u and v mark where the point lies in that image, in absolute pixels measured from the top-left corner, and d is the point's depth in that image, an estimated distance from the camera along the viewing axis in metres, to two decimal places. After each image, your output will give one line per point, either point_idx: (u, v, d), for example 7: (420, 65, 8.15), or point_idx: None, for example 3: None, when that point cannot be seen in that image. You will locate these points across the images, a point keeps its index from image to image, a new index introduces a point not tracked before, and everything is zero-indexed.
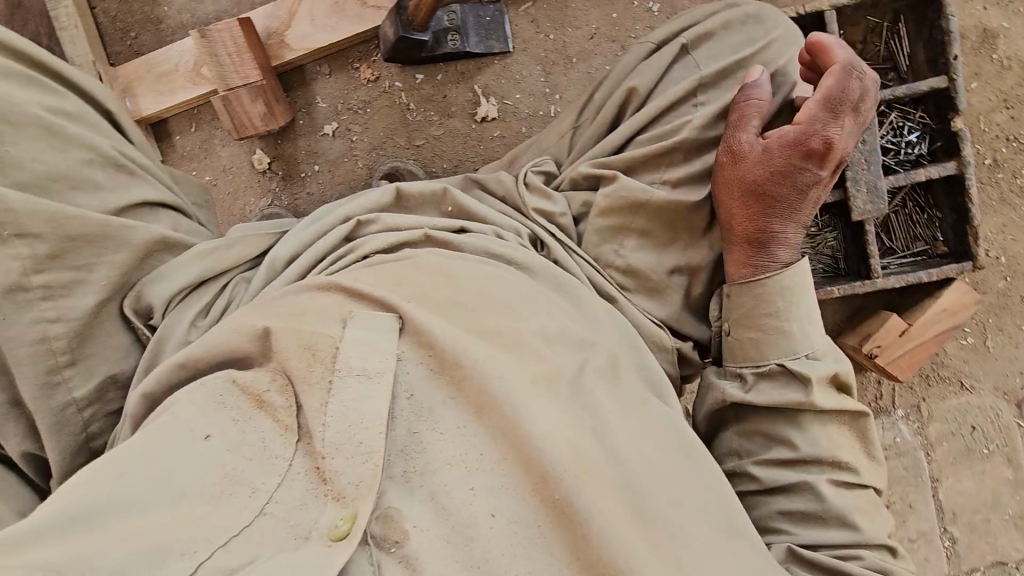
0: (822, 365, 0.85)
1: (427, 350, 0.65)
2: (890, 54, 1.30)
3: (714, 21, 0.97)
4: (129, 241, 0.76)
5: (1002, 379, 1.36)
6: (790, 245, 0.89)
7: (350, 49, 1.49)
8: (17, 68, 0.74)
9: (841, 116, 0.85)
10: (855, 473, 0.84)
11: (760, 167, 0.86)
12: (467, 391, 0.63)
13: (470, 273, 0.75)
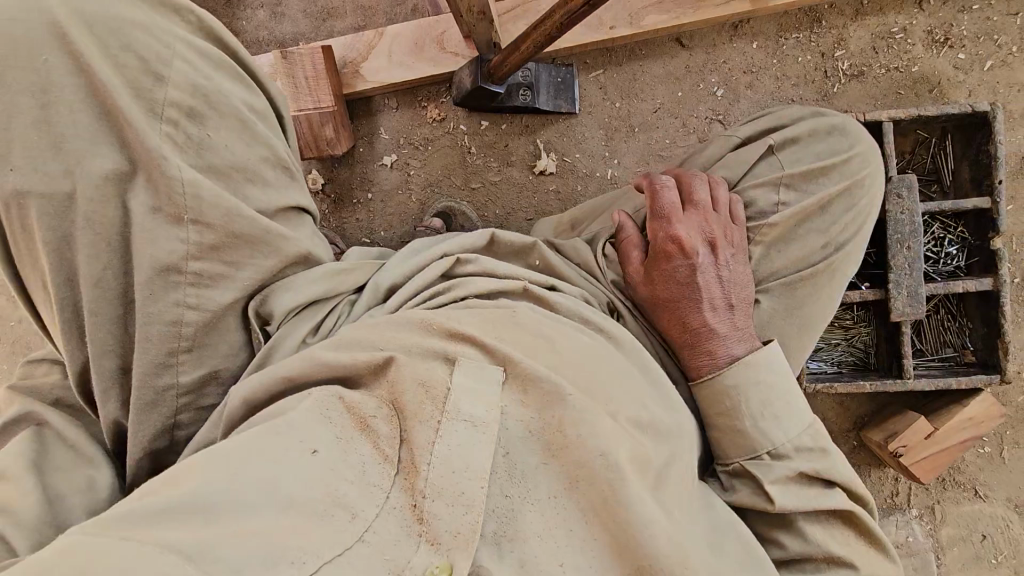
0: (787, 467, 0.78)
1: (530, 411, 0.67)
2: (935, 167, 1.38)
3: (801, 127, 0.96)
4: (281, 250, 0.79)
5: (1015, 491, 1.39)
6: (723, 335, 0.85)
7: (419, 88, 1.53)
8: (228, 61, 0.77)
9: (671, 214, 0.89)
10: (853, 568, 0.76)
11: (648, 283, 0.89)
12: (566, 462, 0.64)
13: (567, 340, 0.75)
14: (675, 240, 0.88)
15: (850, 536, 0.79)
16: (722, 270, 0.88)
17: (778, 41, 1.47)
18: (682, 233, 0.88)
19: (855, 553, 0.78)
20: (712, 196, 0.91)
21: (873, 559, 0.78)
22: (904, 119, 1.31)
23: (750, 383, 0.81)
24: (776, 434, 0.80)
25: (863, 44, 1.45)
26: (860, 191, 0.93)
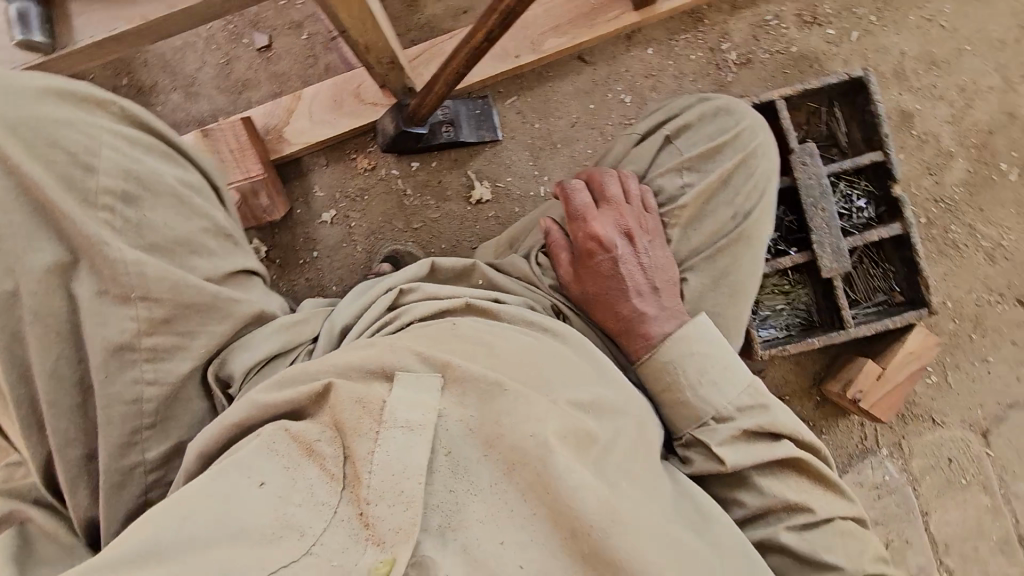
0: (730, 427, 0.85)
1: (467, 407, 0.68)
2: (831, 133, 1.51)
3: (690, 114, 1.05)
4: (233, 313, 0.83)
5: (967, 412, 1.50)
6: (650, 315, 0.92)
7: (346, 140, 1.57)
8: (157, 146, 0.85)
9: (585, 214, 0.97)
10: (812, 512, 0.84)
11: (575, 281, 0.96)
12: (501, 445, 0.65)
13: (505, 341, 0.77)
14: (593, 237, 0.95)
15: (805, 480, 0.86)
16: (642, 256, 0.95)
17: (670, 44, 1.59)
18: (598, 229, 0.95)
19: (810, 494, 0.85)
20: (622, 190, 0.99)
21: (828, 497, 0.86)
22: (792, 96, 1.43)
23: (684, 354, 0.88)
24: (717, 398, 0.86)
25: (744, 34, 1.58)
26: (755, 159, 1.00)
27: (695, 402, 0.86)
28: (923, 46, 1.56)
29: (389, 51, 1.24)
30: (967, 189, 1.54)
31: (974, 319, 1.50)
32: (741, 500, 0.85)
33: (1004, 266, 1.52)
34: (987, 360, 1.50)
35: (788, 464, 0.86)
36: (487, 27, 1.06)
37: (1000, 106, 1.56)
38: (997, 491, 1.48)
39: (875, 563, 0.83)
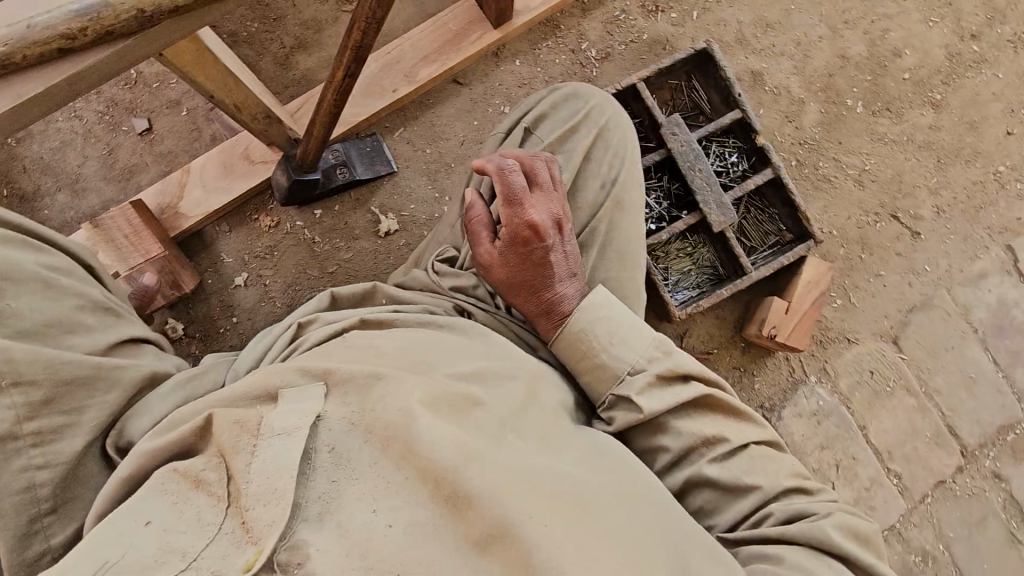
0: (645, 376, 0.90)
1: (345, 404, 0.69)
2: (695, 103, 1.64)
3: (543, 104, 1.13)
4: (119, 380, 0.81)
5: (875, 325, 1.62)
6: (570, 295, 0.98)
7: (244, 203, 1.59)
8: (13, 236, 0.84)
9: (523, 199, 0.97)
10: (729, 441, 0.90)
11: (504, 267, 0.98)
12: (369, 422, 0.68)
13: (393, 341, 0.81)
14: (530, 224, 0.97)
15: (718, 415, 0.92)
16: (568, 245, 1.01)
17: (534, 53, 1.70)
18: (538, 219, 0.97)
19: (723, 426, 0.92)
20: (550, 178, 1.02)
21: (741, 426, 0.93)
22: (650, 76, 1.56)
23: (590, 322, 0.94)
24: (628, 354, 0.92)
25: (599, 31, 1.71)
26: (609, 132, 1.09)
27: (609, 361, 0.92)
28: (755, 13, 1.74)
29: (262, 105, 1.28)
30: (823, 128, 1.71)
31: (860, 241, 1.64)
32: (664, 445, 0.91)
33: (872, 188, 1.68)
34: (880, 274, 1.64)
35: (700, 403, 0.92)
36: (344, 66, 1.12)
37: (832, 51, 1.74)
38: (919, 390, 1.60)
39: (791, 475, 0.91)
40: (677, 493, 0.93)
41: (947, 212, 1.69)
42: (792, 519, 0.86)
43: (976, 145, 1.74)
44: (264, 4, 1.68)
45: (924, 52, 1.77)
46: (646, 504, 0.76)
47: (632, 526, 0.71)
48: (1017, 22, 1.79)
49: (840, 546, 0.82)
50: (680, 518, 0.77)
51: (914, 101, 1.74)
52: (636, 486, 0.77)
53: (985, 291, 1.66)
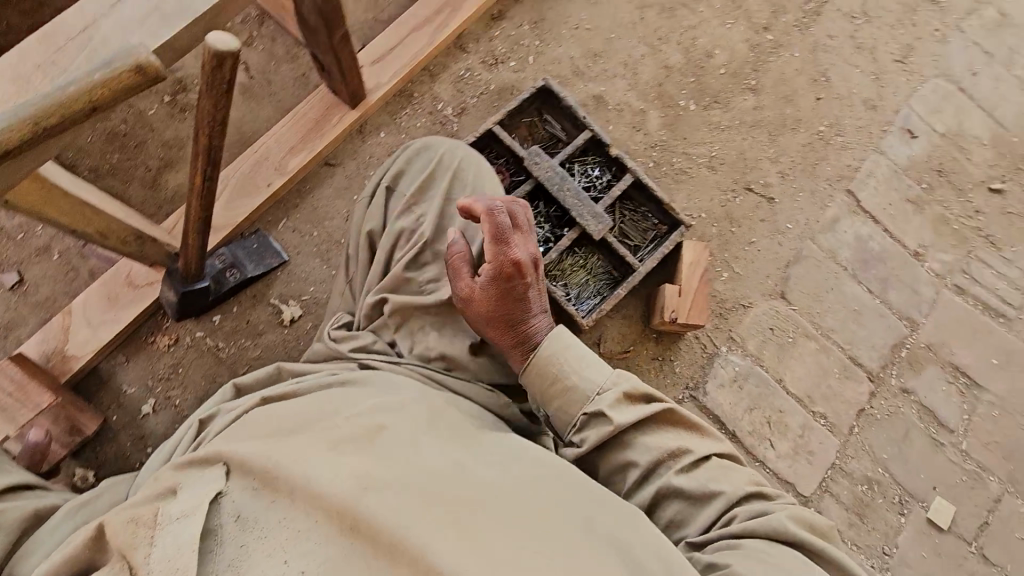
0: (613, 393, 0.99)
1: (243, 472, 0.69)
2: (551, 133, 1.80)
3: (397, 163, 1.20)
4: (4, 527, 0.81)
5: (762, 286, 1.77)
6: (541, 328, 1.08)
7: (136, 330, 1.55)
8: None
9: (509, 238, 1.05)
10: (692, 453, 0.97)
11: (486, 300, 1.03)
12: (270, 480, 0.68)
13: (292, 409, 0.83)
14: (515, 261, 1.05)
15: (680, 430, 0.99)
16: (538, 284, 1.12)
17: (396, 122, 1.82)
18: (524, 259, 1.06)
19: (687, 440, 0.98)
20: (524, 224, 1.12)
21: (701, 441, 0.99)
22: (503, 119, 1.70)
23: (562, 350, 1.03)
24: (594, 377, 1.01)
25: (451, 91, 1.86)
26: (464, 171, 1.17)
27: (578, 383, 1.00)
28: (583, 47, 1.95)
29: (130, 229, 1.28)
30: (667, 129, 1.91)
31: (726, 217, 1.83)
32: (633, 460, 0.96)
33: (722, 170, 1.89)
34: (751, 241, 1.82)
35: (662, 419, 0.99)
36: (200, 170, 1.17)
37: (656, 64, 1.98)
38: (817, 333, 1.75)
39: (751, 482, 0.97)
40: (649, 508, 0.97)
41: (790, 175, 1.91)
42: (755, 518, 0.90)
43: (796, 114, 1.99)
44: (121, 134, 1.70)
45: (732, 48, 2.03)
46: (566, 491, 0.79)
47: (553, 518, 0.75)
48: (797, 8, 2.10)
49: (801, 538, 0.87)
50: (606, 498, 0.81)
51: (734, 90, 1.99)
52: (554, 478, 0.81)
53: (843, 233, 1.87)
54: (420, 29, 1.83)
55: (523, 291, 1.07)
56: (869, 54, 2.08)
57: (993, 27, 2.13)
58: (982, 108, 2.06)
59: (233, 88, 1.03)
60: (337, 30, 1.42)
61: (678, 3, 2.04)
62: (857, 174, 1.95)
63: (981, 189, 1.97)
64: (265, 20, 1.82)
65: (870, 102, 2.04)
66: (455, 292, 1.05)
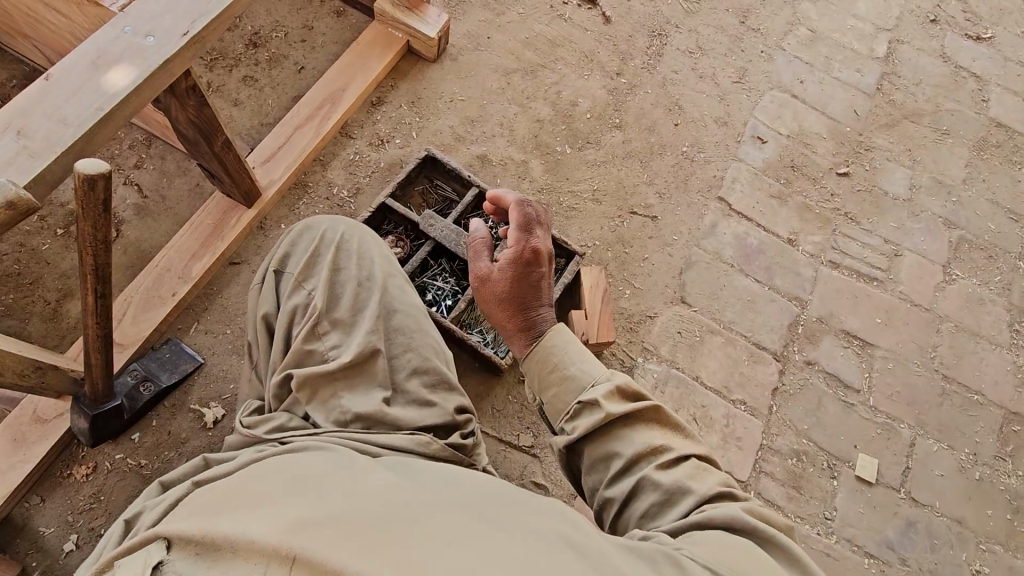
0: (607, 385, 1.05)
1: (181, 544, 0.63)
2: (444, 196, 1.93)
3: (282, 248, 1.28)
4: None
5: (663, 295, 1.92)
6: (549, 319, 1.16)
7: (50, 465, 1.50)
8: None
9: (531, 229, 1.20)
10: (674, 450, 1.00)
11: (501, 281, 1.17)
12: (211, 543, 0.62)
13: (237, 487, 0.80)
14: (533, 248, 1.18)
15: (665, 429, 1.03)
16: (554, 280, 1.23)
17: (296, 212, 1.91)
18: (543, 246, 1.19)
19: (672, 441, 1.02)
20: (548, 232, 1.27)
21: (684, 443, 1.03)
22: (395, 191, 1.82)
23: (565, 343, 1.11)
24: (591, 372, 1.08)
25: (344, 175, 1.99)
26: (347, 242, 1.28)
27: (576, 374, 1.07)
28: (461, 116, 2.14)
29: (24, 359, 1.25)
30: (550, 174, 2.09)
31: (617, 241, 1.99)
32: (617, 450, 1.01)
33: (607, 200, 2.06)
34: (645, 257, 1.98)
35: (649, 418, 1.04)
36: (91, 290, 1.20)
37: (530, 119, 2.18)
38: (722, 327, 1.89)
39: (726, 487, 0.98)
40: (626, 500, 0.99)
41: (667, 193, 2.11)
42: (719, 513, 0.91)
43: (660, 140, 2.22)
44: (15, 274, 1.70)
45: (593, 95, 2.27)
46: (524, 515, 0.79)
47: (518, 539, 0.73)
48: (642, 53, 2.38)
49: (757, 533, 0.86)
50: (568, 516, 0.82)
51: (602, 129, 2.21)
52: (513, 506, 0.81)
53: (723, 234, 2.06)
54: (305, 125, 1.96)
55: (538, 281, 1.18)
56: (710, 80, 2.38)
57: (806, 42, 2.49)
58: (815, 108, 2.37)
59: (112, 206, 1.08)
60: (217, 139, 1.52)
61: (538, 65, 2.29)
62: (724, 182, 2.17)
63: (831, 174, 2.24)
64: (153, 141, 1.90)
65: (721, 119, 2.30)
66: (475, 273, 1.22)
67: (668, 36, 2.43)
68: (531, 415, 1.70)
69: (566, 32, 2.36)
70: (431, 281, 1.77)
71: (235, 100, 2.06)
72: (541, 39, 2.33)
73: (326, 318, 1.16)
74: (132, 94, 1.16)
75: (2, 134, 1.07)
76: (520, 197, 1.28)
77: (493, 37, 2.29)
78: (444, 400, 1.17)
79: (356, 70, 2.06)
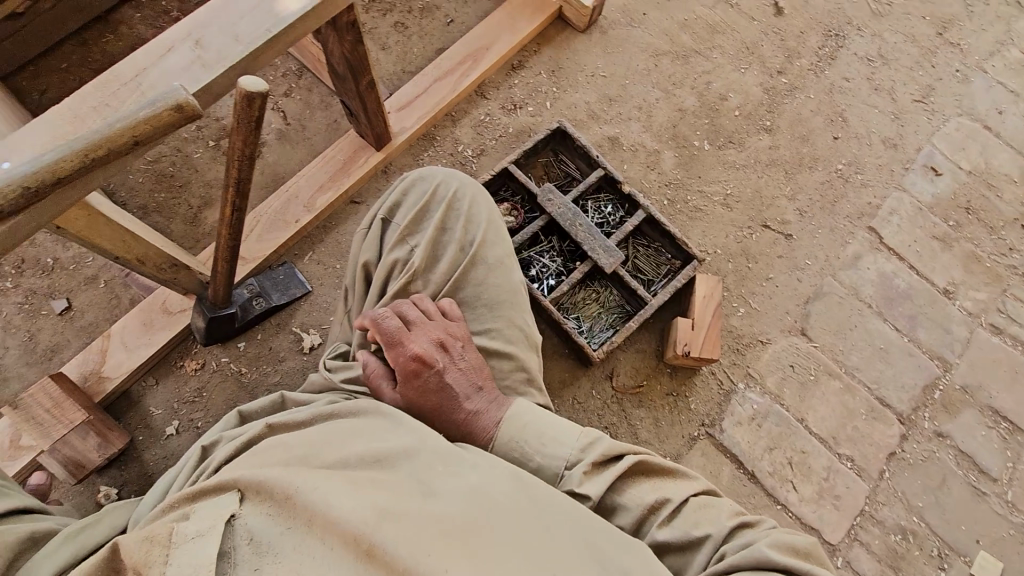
0: (580, 466, 0.95)
1: (262, 501, 0.75)
2: (566, 173, 1.86)
3: (394, 195, 1.23)
4: None
5: (781, 322, 1.74)
6: (483, 412, 1.01)
7: (168, 353, 1.64)
8: None
9: (401, 339, 1.03)
10: (670, 500, 0.94)
11: (412, 401, 1.02)
12: (288, 510, 0.73)
13: (305, 440, 0.88)
14: (414, 356, 1.02)
15: (655, 479, 0.97)
16: (460, 361, 1.06)
17: (418, 163, 1.93)
18: (422, 348, 1.02)
19: (664, 488, 0.96)
20: (434, 307, 1.09)
21: (677, 484, 0.97)
22: (519, 158, 1.76)
23: (523, 429, 1.00)
24: (558, 450, 0.97)
25: (471, 135, 1.97)
26: (459, 202, 1.21)
27: (546, 461, 0.97)
28: (599, 93, 2.04)
29: (164, 255, 1.37)
30: (681, 168, 1.95)
31: (742, 253, 1.82)
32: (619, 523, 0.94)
33: (738, 207, 1.89)
34: (769, 277, 1.80)
35: (636, 474, 0.97)
36: (229, 204, 1.27)
37: (671, 107, 2.04)
38: (842, 372, 1.69)
39: (735, 516, 0.94)
40: None
41: (809, 212, 1.90)
42: (744, 549, 0.87)
43: (814, 153, 1.99)
44: (168, 175, 1.86)
45: (745, 91, 2.08)
46: (558, 526, 0.83)
47: (545, 555, 0.78)
48: (811, 54, 2.14)
49: (790, 566, 0.82)
50: (602, 526, 0.85)
51: (749, 130, 2.02)
52: (548, 511, 0.84)
53: (865, 269, 1.83)
54: (444, 78, 1.95)
55: (442, 383, 1.02)
56: (887, 95, 2.09)
57: (1016, 67, 2.12)
58: (1010, 145, 2.02)
59: (263, 126, 1.12)
60: (364, 78, 1.55)
61: (691, 50, 2.12)
62: (879, 211, 1.92)
63: (1014, 227, 1.91)
64: (303, 73, 1.99)
65: (890, 141, 2.02)
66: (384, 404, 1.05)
67: (845, 38, 2.16)
68: (611, 415, 1.62)
69: (729, 19, 2.17)
70: (537, 257, 1.71)
71: (383, 44, 2.09)
72: (700, 23, 2.16)
73: (428, 277, 1.15)
74: (299, 21, 1.19)
75: (181, 43, 1.13)
76: (373, 310, 1.08)
77: (649, 14, 2.15)
78: (526, 384, 1.13)
79: (504, 30, 2.02)
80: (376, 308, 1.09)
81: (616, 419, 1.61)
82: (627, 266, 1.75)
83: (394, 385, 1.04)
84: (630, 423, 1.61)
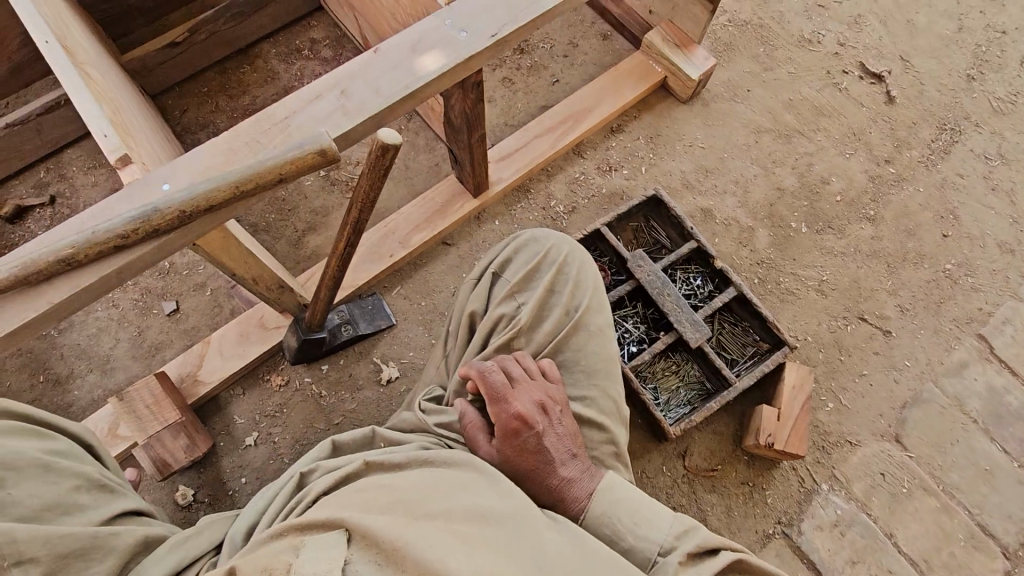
0: (675, 555, 0.92)
1: (370, 547, 0.77)
2: (656, 240, 1.86)
3: (506, 251, 1.28)
4: (114, 548, 0.85)
5: (873, 424, 1.64)
6: (575, 482, 1.01)
7: (257, 366, 1.72)
8: (32, 413, 0.97)
9: (505, 396, 1.04)
10: None
11: (508, 460, 1.02)
12: (395, 561, 0.76)
13: (405, 484, 0.89)
14: (516, 415, 1.03)
15: None
16: (557, 427, 1.06)
17: (511, 213, 1.98)
18: (525, 408, 1.03)
19: None
20: (536, 367, 1.12)
21: None
22: (611, 221, 1.78)
23: (617, 505, 0.99)
24: (652, 534, 0.96)
25: (564, 192, 2.02)
26: (567, 266, 1.23)
27: (639, 543, 0.95)
28: (696, 163, 2.05)
29: (274, 277, 1.46)
30: (775, 248, 1.91)
31: (835, 344, 1.74)
32: None
33: (833, 295, 1.82)
34: (863, 373, 1.70)
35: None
36: (345, 239, 1.34)
37: (769, 185, 2.01)
38: (939, 490, 1.57)
39: None
40: None
41: (911, 310, 1.80)
42: None
43: (920, 248, 1.90)
44: (281, 199, 1.99)
45: (849, 177, 2.02)
46: None
47: None
48: (923, 146, 2.07)
49: None
50: None
51: (851, 218, 1.96)
52: None
53: (972, 380, 1.71)
54: (544, 134, 2.01)
55: (539, 446, 1.03)
56: (1005, 197, 1.99)
57: None
58: None
59: (389, 174, 1.19)
60: (476, 132, 1.63)
61: (795, 130, 2.10)
62: (990, 319, 1.80)
63: None
64: (413, 117, 2.11)
65: (1007, 245, 1.91)
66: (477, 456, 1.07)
67: (961, 133, 2.09)
68: (680, 496, 1.55)
69: (837, 103, 2.14)
70: (621, 321, 1.71)
71: (490, 97, 2.19)
72: (806, 104, 2.14)
73: (525, 336, 1.17)
74: (436, 80, 1.27)
75: (329, 92, 1.24)
76: (479, 361, 1.10)
77: (754, 90, 2.16)
78: (613, 457, 1.13)
79: (608, 94, 2.07)
80: (482, 360, 1.11)
81: (686, 501, 1.54)
82: (711, 342, 1.71)
83: (491, 440, 1.05)
84: (700, 508, 1.54)
